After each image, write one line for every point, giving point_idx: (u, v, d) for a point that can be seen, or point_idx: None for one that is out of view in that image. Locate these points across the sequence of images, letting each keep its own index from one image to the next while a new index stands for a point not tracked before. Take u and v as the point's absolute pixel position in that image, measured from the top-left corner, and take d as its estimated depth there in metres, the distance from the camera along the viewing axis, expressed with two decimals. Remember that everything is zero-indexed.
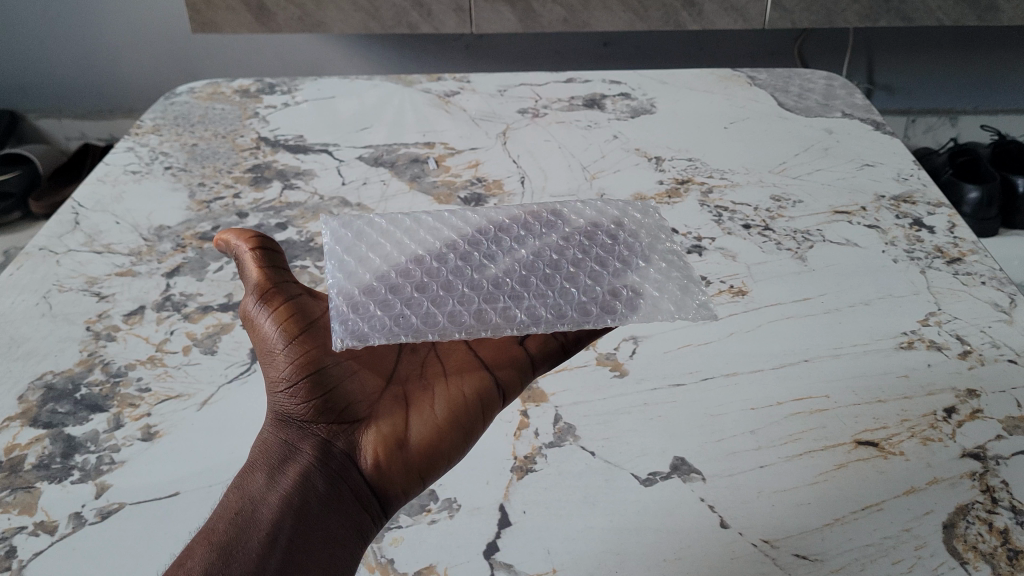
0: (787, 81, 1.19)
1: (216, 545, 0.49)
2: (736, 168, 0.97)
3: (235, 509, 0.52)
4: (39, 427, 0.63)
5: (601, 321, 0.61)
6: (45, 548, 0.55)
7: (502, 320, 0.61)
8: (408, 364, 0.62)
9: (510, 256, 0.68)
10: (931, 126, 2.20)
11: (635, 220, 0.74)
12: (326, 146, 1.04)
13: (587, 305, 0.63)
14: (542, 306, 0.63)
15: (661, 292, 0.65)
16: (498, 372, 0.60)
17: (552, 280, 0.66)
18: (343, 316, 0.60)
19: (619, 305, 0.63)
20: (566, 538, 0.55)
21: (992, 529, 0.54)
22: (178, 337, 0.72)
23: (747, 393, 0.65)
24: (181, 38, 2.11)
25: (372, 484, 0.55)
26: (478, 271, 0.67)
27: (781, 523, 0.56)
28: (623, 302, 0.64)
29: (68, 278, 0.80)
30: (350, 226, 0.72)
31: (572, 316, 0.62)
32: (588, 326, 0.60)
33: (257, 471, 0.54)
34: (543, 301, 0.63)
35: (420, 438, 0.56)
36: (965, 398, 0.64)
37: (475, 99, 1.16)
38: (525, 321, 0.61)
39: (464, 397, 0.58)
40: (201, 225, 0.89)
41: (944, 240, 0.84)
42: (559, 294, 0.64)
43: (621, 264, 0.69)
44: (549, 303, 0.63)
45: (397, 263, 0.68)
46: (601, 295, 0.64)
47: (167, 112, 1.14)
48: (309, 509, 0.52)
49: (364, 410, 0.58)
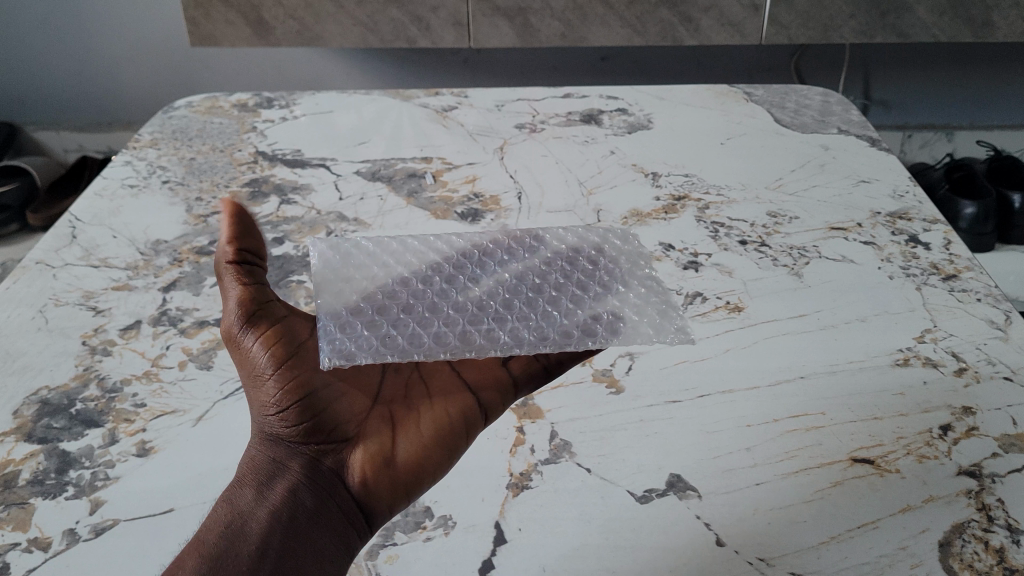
0: (783, 97, 1.20)
1: (205, 558, 0.49)
2: (733, 184, 0.97)
3: (224, 523, 0.52)
4: (33, 443, 0.63)
5: (581, 344, 0.62)
6: (38, 565, 0.54)
7: (486, 342, 0.62)
8: (392, 384, 0.62)
9: (494, 277, 0.69)
10: (926, 141, 2.20)
11: (617, 246, 0.75)
12: (323, 161, 1.04)
13: (569, 327, 0.64)
14: (524, 328, 0.64)
15: (643, 317, 0.66)
16: (483, 394, 0.61)
17: (535, 302, 0.67)
18: (330, 335, 0.61)
19: (600, 329, 0.64)
20: (562, 555, 0.55)
21: (988, 547, 0.54)
22: (174, 352, 0.72)
23: (744, 411, 0.65)
24: (181, 51, 2.12)
25: (359, 500, 0.56)
26: (462, 292, 0.68)
27: (778, 542, 0.55)
28: (605, 324, 0.65)
29: (64, 292, 0.80)
30: (337, 247, 0.73)
31: (554, 339, 0.63)
32: (571, 350, 0.61)
33: (245, 487, 0.54)
34: (525, 323, 0.64)
35: (408, 456, 0.57)
36: (961, 415, 0.64)
37: (472, 114, 1.16)
38: (509, 343, 0.62)
39: (450, 418, 0.59)
40: (198, 239, 0.89)
41: (940, 256, 0.84)
42: (541, 316, 0.65)
43: (603, 287, 0.69)
44: (531, 326, 0.64)
45: (383, 282, 0.69)
46: (582, 317, 0.65)
47: (165, 126, 1.15)
48: (297, 523, 0.53)
49: (351, 429, 0.58)
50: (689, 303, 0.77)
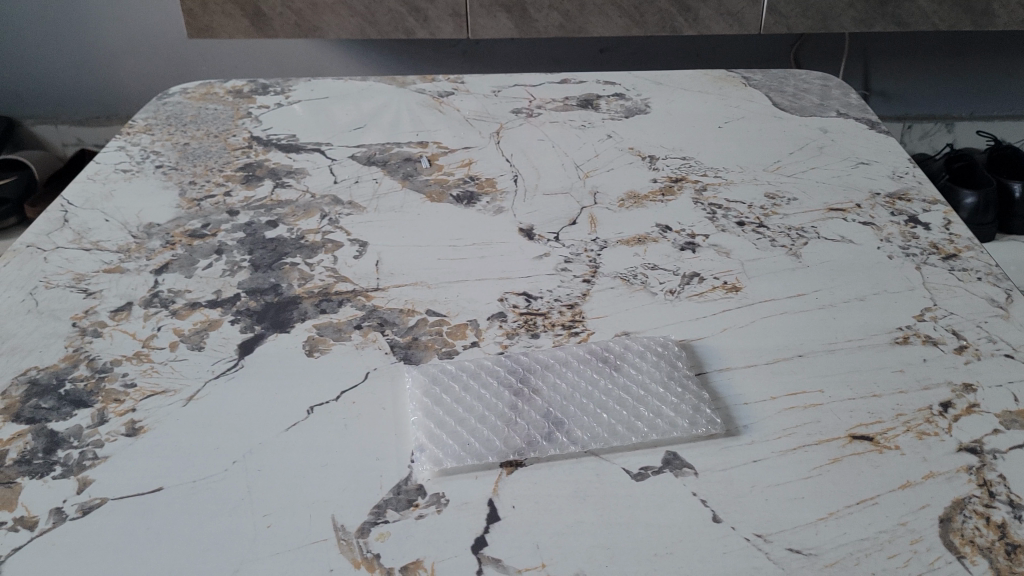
0: (782, 82, 1.19)
1: None
2: (730, 166, 0.97)
3: None
4: (22, 423, 0.62)
5: (601, 421, 0.61)
6: (23, 544, 0.53)
7: (521, 433, 0.60)
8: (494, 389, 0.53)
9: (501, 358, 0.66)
10: (926, 132, 2.21)
11: (588, 303, 0.74)
12: (318, 146, 1.03)
13: (581, 403, 0.62)
14: (545, 410, 0.62)
15: (639, 367, 0.65)
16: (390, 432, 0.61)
17: (540, 377, 0.64)
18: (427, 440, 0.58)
19: (612, 404, 0.62)
20: (557, 532, 0.54)
21: (989, 523, 0.54)
22: (166, 333, 0.71)
23: (740, 388, 0.65)
24: (179, 43, 2.11)
25: None
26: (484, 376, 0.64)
27: (775, 518, 0.54)
28: (610, 397, 0.63)
29: (55, 275, 0.79)
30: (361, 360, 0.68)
31: (569, 418, 0.61)
32: (583, 427, 0.60)
33: None
34: (541, 403, 0.62)
35: None
36: (962, 392, 0.64)
37: (469, 100, 1.15)
38: (536, 425, 0.61)
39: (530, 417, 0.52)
40: (191, 222, 0.88)
41: (940, 236, 0.83)
42: (551, 390, 0.63)
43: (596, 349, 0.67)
44: (549, 407, 0.62)
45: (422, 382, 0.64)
46: (591, 391, 0.63)
47: (159, 112, 1.13)
48: None
49: None
50: (686, 283, 0.76)
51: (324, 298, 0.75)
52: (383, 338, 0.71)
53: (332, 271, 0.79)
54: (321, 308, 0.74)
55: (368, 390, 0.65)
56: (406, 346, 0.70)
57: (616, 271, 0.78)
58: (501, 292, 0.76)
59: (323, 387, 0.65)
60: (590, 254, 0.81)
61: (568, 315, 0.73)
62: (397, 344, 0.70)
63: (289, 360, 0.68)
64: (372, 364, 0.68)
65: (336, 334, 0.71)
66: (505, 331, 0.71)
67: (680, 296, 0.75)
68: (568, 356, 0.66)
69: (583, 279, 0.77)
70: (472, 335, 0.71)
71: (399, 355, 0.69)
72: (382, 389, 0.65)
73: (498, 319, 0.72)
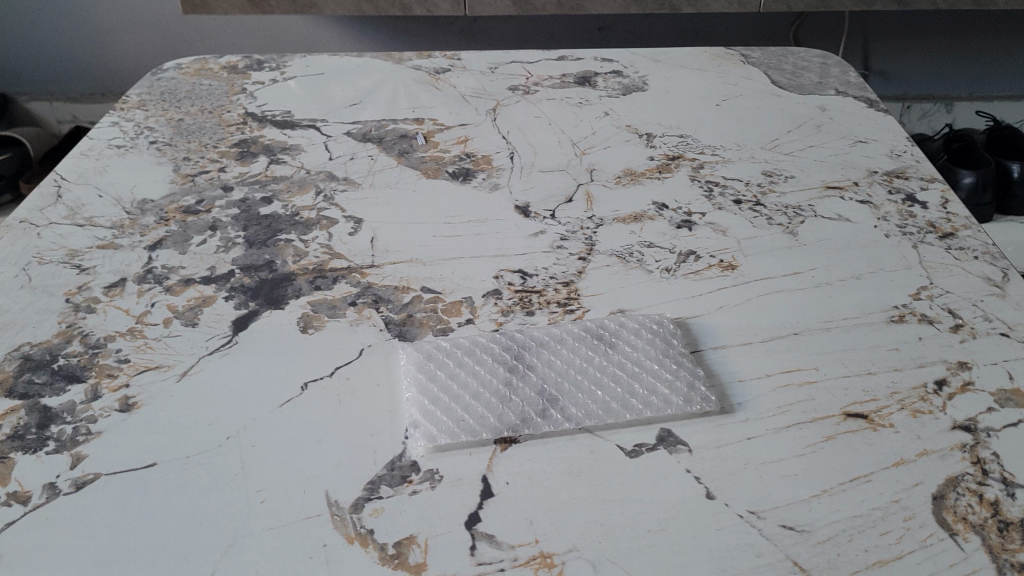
0: (781, 59, 1.18)
1: None
2: (727, 144, 0.96)
3: None
4: (15, 398, 0.62)
5: (594, 396, 0.61)
6: (17, 519, 0.53)
7: (515, 411, 0.60)
8: None
9: (491, 334, 0.66)
10: (926, 111, 2.21)
11: (584, 281, 0.74)
12: (313, 122, 1.03)
13: (574, 378, 0.62)
14: (536, 388, 0.62)
15: (632, 345, 0.65)
16: (385, 410, 0.61)
17: (530, 355, 0.64)
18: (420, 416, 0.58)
19: (607, 380, 0.62)
20: (550, 509, 0.54)
21: (982, 500, 0.54)
22: (160, 309, 0.71)
23: (735, 367, 0.64)
24: (174, 19, 2.09)
25: None
26: (475, 355, 0.64)
27: (768, 495, 0.54)
28: (604, 372, 0.63)
29: (48, 251, 0.78)
30: (354, 343, 0.67)
31: (562, 395, 0.61)
32: (576, 404, 0.60)
33: None
34: (532, 380, 0.62)
35: None
36: (956, 370, 0.64)
37: (465, 76, 1.14)
38: (529, 402, 0.60)
39: None
40: (185, 198, 0.87)
41: (937, 215, 0.83)
42: (543, 367, 0.63)
43: (589, 326, 0.66)
44: (540, 385, 0.62)
45: (415, 360, 0.64)
46: (582, 367, 0.63)
47: (153, 88, 1.12)
48: None
49: None
50: (681, 261, 0.76)
51: (318, 275, 0.75)
52: (378, 315, 0.70)
53: (326, 248, 0.79)
54: (316, 284, 0.74)
55: (362, 366, 0.65)
56: (401, 324, 0.69)
57: (612, 249, 0.78)
58: (497, 270, 0.75)
59: (317, 364, 0.65)
60: (586, 231, 0.81)
61: (563, 292, 0.72)
62: (392, 321, 0.70)
63: (284, 336, 0.68)
64: (366, 340, 0.68)
65: (330, 311, 0.71)
66: (501, 308, 0.71)
67: (676, 274, 0.75)
68: (564, 334, 0.66)
69: (578, 257, 0.77)
70: (467, 312, 0.70)
71: (393, 331, 0.69)
72: (376, 365, 0.65)
73: (493, 296, 0.72)
